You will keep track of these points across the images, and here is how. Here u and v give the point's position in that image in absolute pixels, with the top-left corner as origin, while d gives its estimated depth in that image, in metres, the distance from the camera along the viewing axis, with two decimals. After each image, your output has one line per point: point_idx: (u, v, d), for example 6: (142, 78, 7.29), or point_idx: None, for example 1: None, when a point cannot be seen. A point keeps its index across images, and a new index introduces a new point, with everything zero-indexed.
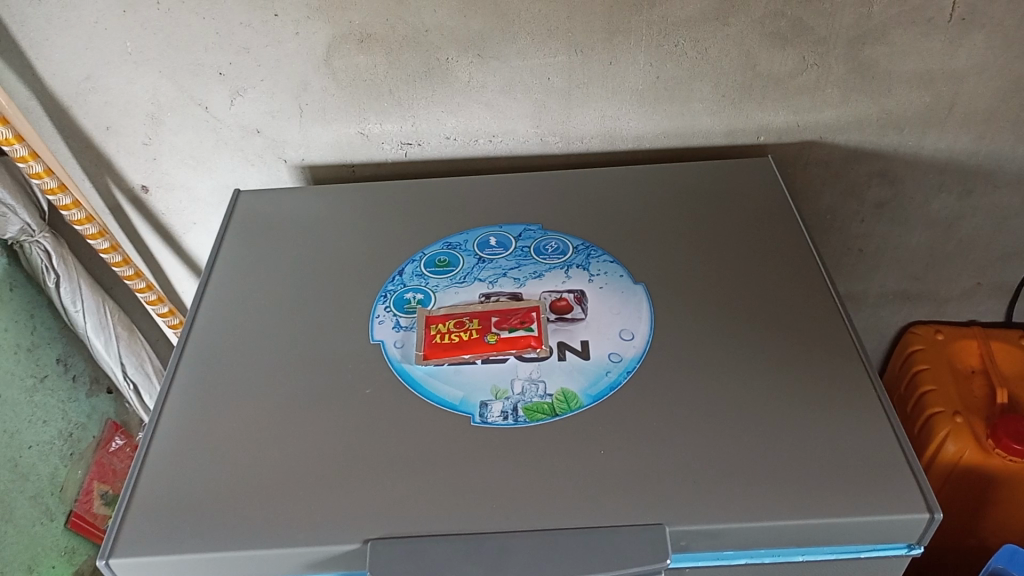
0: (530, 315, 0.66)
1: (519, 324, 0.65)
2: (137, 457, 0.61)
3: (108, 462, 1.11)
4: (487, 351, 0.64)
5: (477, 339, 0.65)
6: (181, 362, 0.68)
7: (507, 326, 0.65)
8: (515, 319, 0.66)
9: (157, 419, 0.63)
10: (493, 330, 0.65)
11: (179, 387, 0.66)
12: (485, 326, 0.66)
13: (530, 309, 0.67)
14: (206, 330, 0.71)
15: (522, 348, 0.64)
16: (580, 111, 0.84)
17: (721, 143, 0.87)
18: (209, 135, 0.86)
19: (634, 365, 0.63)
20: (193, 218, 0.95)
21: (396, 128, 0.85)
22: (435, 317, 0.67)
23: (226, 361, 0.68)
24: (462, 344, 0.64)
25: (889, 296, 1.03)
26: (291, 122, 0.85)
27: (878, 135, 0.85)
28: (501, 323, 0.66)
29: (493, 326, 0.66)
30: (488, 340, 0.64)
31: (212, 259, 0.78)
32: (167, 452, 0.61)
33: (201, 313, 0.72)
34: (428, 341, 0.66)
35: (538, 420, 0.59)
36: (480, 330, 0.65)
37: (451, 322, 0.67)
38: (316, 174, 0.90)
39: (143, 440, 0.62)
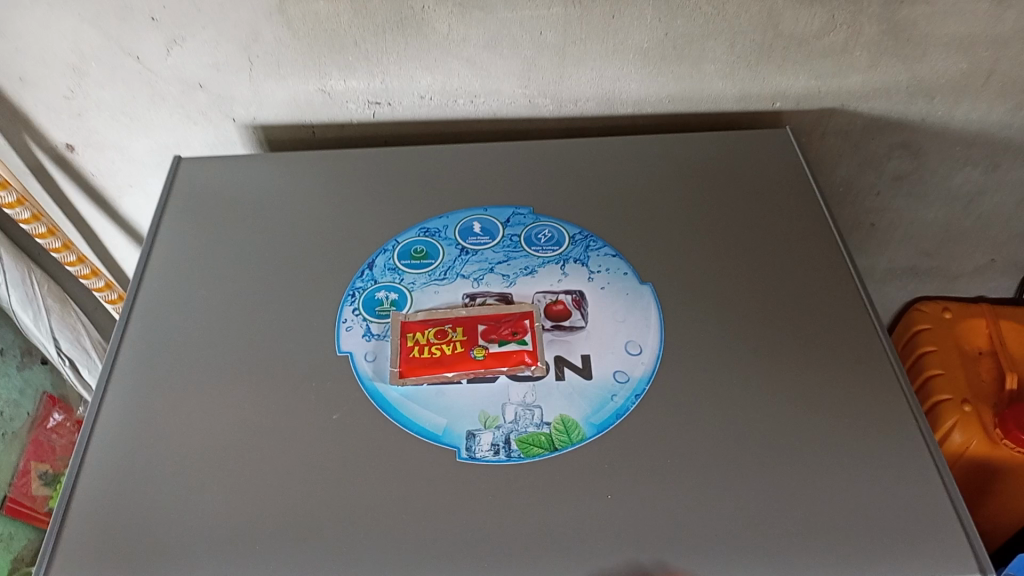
0: (522, 323, 0.57)
1: (510, 336, 0.56)
2: (60, 504, 0.52)
3: (46, 440, 1.00)
4: (473, 369, 0.55)
5: (461, 354, 0.56)
6: (114, 374, 0.58)
7: (496, 337, 0.56)
8: (505, 329, 0.57)
9: (85, 452, 0.54)
10: (480, 343, 0.56)
11: (111, 407, 0.56)
12: (470, 338, 0.57)
13: (522, 316, 0.58)
14: (143, 335, 0.61)
15: (514, 365, 0.55)
16: (575, 71, 0.73)
17: (731, 110, 0.77)
18: (143, 88, 0.74)
19: (643, 387, 0.54)
20: (129, 181, 0.83)
21: (362, 85, 0.74)
22: (412, 325, 0.58)
23: (167, 374, 0.58)
24: (445, 361, 0.56)
25: (896, 272, 0.96)
26: (239, 77, 0.73)
27: (906, 104, 0.76)
28: (488, 335, 0.57)
29: (479, 338, 0.56)
30: (475, 355, 0.55)
31: (149, 244, 0.67)
32: (98, 491, 0.52)
33: (137, 313, 0.62)
34: (404, 356, 0.56)
35: (534, 455, 0.51)
36: (464, 343, 0.56)
37: (431, 330, 0.58)
38: (270, 135, 0.79)
39: (68, 480, 0.53)
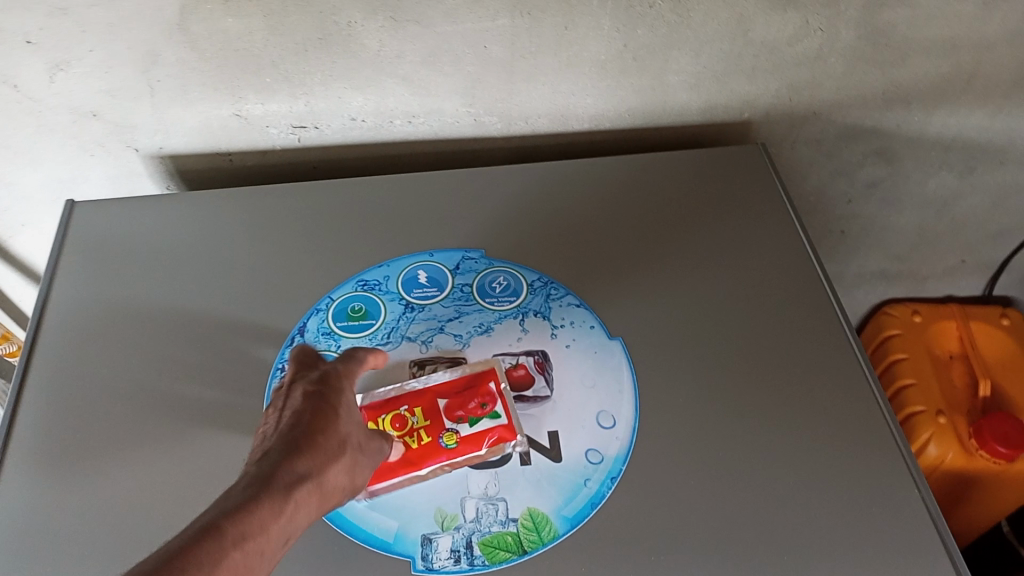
0: (488, 391, 0.51)
1: (480, 411, 0.50)
2: None
3: None
4: (448, 460, 0.49)
5: (431, 445, 0.49)
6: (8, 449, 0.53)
7: (465, 416, 0.50)
8: (472, 404, 0.50)
9: None
10: (448, 425, 0.49)
11: (5, 490, 0.51)
12: (435, 422, 0.50)
13: (486, 383, 0.51)
14: (38, 406, 0.55)
15: (494, 446, 0.49)
16: (524, 86, 0.65)
17: (696, 122, 0.71)
18: (26, 118, 0.63)
19: (619, 469, 0.49)
20: (20, 219, 0.73)
21: (284, 108, 0.65)
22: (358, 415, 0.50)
23: (67, 451, 0.52)
24: (412, 455, 0.48)
25: (866, 277, 0.92)
26: (139, 103, 0.63)
27: (882, 111, 0.70)
28: (455, 414, 0.50)
29: (446, 419, 0.50)
30: (447, 443, 0.49)
31: (39, 309, 0.60)
32: None
33: (25, 404, 0.55)
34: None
35: (501, 561, 0.46)
36: (430, 429, 0.49)
37: (387, 419, 0.50)
38: (181, 164, 0.70)
39: None
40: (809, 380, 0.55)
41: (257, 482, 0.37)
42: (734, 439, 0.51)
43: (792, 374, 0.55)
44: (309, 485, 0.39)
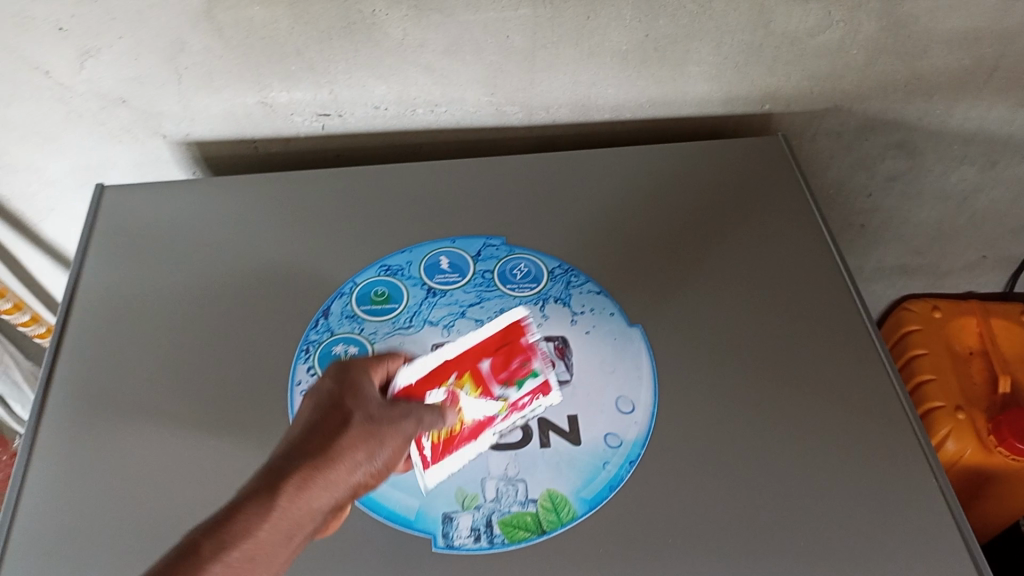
0: (521, 351, 0.53)
1: (523, 372, 0.52)
2: None
3: None
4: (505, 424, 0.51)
5: (489, 413, 0.51)
6: (42, 429, 0.54)
7: (511, 379, 0.52)
8: (515, 364, 0.52)
9: (11, 519, 0.51)
10: (497, 391, 0.51)
11: (39, 468, 0.53)
12: (485, 388, 0.51)
13: (521, 341, 0.54)
14: (69, 388, 0.56)
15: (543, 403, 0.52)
16: (546, 76, 0.66)
17: (717, 113, 0.71)
18: (55, 105, 0.65)
19: (637, 453, 0.50)
20: (49, 204, 0.74)
21: (308, 96, 0.66)
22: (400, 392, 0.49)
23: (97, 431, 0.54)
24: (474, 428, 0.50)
25: (885, 271, 0.91)
26: (166, 91, 0.64)
27: (903, 103, 0.70)
28: (501, 377, 0.52)
29: (495, 385, 0.51)
30: (501, 408, 0.51)
31: (70, 294, 0.61)
32: (28, 563, 0.49)
33: (57, 382, 0.57)
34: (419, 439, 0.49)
35: (520, 540, 0.47)
36: (483, 398, 0.51)
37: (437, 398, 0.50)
38: (207, 151, 0.71)
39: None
40: (827, 368, 0.55)
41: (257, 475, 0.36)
42: (752, 425, 0.52)
43: (811, 362, 0.55)
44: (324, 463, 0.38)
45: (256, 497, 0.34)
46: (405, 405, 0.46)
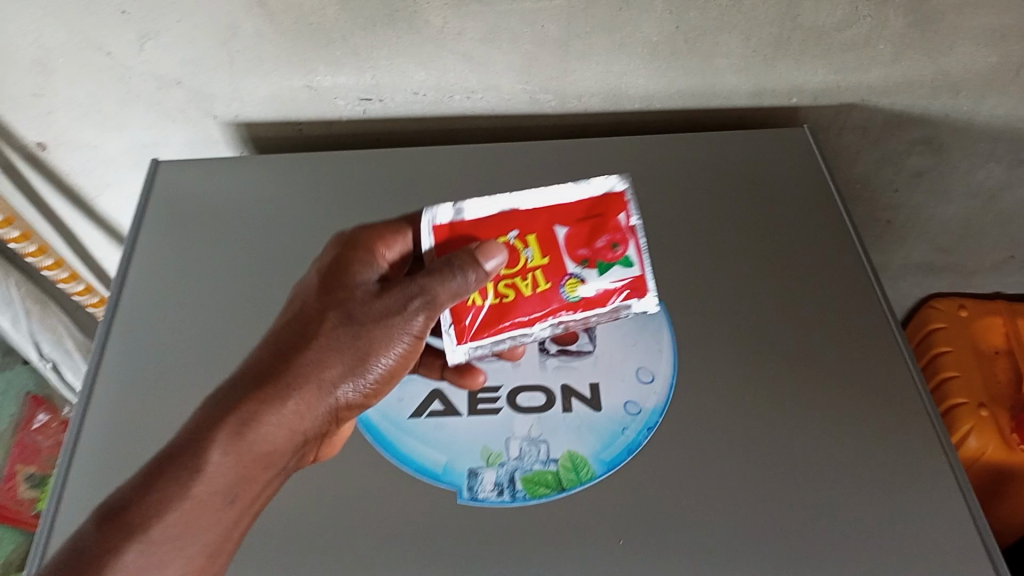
0: (615, 233, 0.53)
1: (608, 258, 0.53)
2: (46, 513, 0.53)
3: (31, 442, 1.01)
4: (573, 309, 0.53)
5: (554, 289, 0.52)
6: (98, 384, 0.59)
7: (593, 263, 0.53)
8: (598, 243, 0.53)
9: (70, 463, 0.55)
10: (574, 271, 0.53)
11: (95, 419, 0.57)
12: (558, 264, 0.52)
13: (613, 218, 0.53)
14: (124, 347, 0.61)
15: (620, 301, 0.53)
16: (579, 65, 0.68)
17: (745, 106, 0.73)
18: (116, 85, 0.69)
19: (655, 420, 0.53)
20: (106, 180, 0.79)
21: (351, 81, 0.69)
22: (466, 234, 0.52)
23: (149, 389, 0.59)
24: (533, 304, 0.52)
25: (911, 269, 0.92)
26: (218, 73, 0.68)
27: (929, 99, 0.72)
28: (578, 252, 0.53)
29: (570, 261, 0.53)
30: (573, 295, 0.52)
31: (126, 261, 0.66)
32: (84, 503, 0.54)
33: (113, 342, 0.61)
34: (463, 308, 0.52)
35: (541, 496, 0.49)
36: (551, 274, 0.52)
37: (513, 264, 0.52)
38: (254, 133, 0.75)
39: (54, 489, 0.54)
40: (842, 352, 0.57)
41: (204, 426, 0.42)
42: (767, 401, 0.54)
43: (827, 342, 0.57)
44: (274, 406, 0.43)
45: (194, 450, 0.41)
46: (405, 281, 0.48)
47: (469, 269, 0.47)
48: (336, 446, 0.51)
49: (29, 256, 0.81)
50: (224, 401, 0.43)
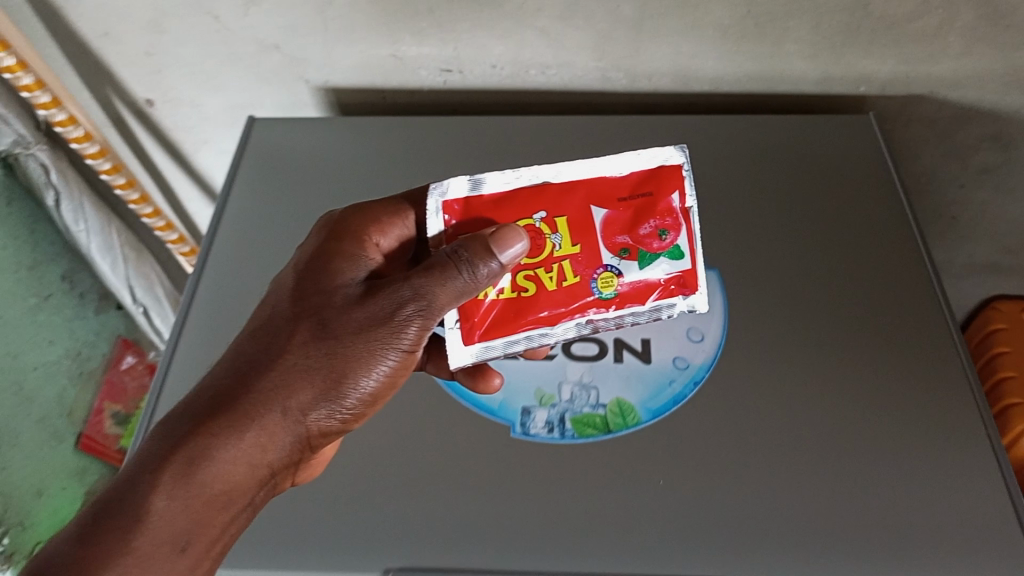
0: (663, 219, 0.50)
1: (654, 251, 0.51)
2: (142, 419, 0.60)
3: (119, 381, 1.08)
4: (607, 305, 0.51)
5: (583, 283, 0.50)
6: (191, 313, 0.66)
7: (632, 255, 0.50)
8: (642, 230, 0.50)
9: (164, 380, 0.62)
10: (611, 263, 0.51)
11: (188, 343, 0.64)
12: (593, 253, 0.50)
13: (664, 199, 0.50)
14: (215, 282, 0.67)
15: (660, 296, 0.52)
16: (650, 46, 0.71)
17: (812, 92, 0.75)
18: (220, 47, 0.75)
19: (703, 375, 0.55)
20: (204, 137, 0.85)
21: (434, 52, 0.73)
22: (485, 214, 0.49)
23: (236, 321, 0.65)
24: (559, 298, 0.50)
25: (976, 269, 0.92)
26: (313, 40, 0.73)
27: (999, 94, 0.72)
28: (617, 239, 0.50)
29: (607, 249, 0.50)
30: (607, 290, 0.51)
31: (220, 206, 0.72)
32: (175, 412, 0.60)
33: (205, 277, 0.68)
34: (473, 307, 0.50)
35: (588, 435, 0.52)
36: (581, 264, 0.50)
37: (541, 256, 0.50)
38: (341, 98, 0.80)
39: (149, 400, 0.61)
40: (896, 319, 0.57)
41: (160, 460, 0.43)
42: (817, 363, 0.55)
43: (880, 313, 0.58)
44: (230, 438, 0.44)
45: (146, 490, 0.42)
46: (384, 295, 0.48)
47: (482, 262, 0.46)
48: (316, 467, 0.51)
49: (131, 203, 0.88)
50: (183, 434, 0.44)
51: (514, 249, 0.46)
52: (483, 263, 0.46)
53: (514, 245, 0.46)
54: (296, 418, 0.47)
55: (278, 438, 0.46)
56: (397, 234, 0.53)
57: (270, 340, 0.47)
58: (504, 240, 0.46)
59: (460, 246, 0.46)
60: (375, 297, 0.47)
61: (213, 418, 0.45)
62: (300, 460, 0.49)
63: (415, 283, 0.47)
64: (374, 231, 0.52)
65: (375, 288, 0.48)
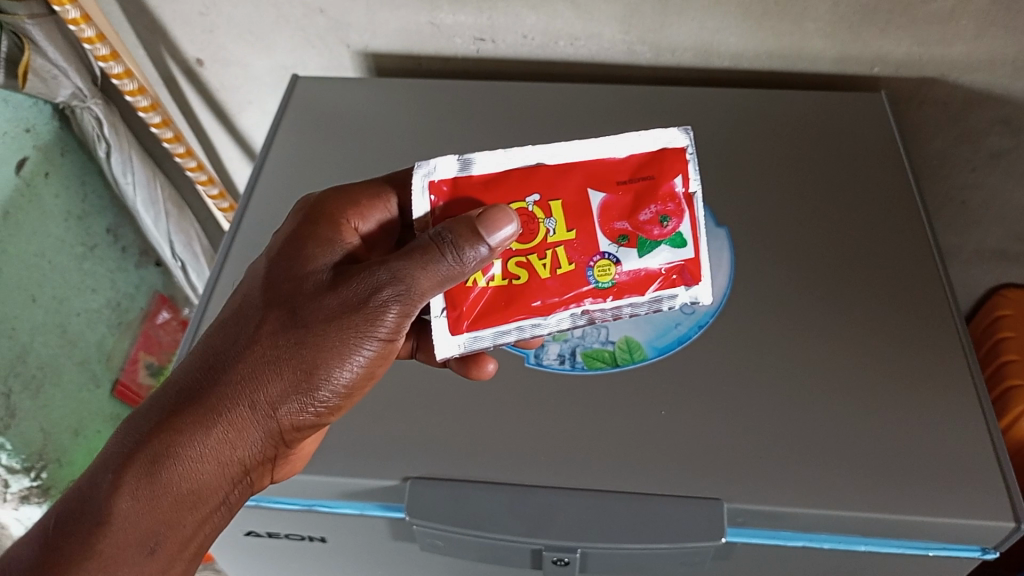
0: (665, 204, 0.51)
1: (655, 237, 0.52)
2: (187, 334, 0.63)
3: (155, 334, 1.14)
4: (604, 296, 0.52)
5: (579, 271, 0.51)
6: (236, 243, 0.69)
7: (631, 242, 0.51)
8: (642, 216, 0.51)
9: (208, 298, 0.65)
10: (608, 250, 0.51)
11: (232, 267, 0.67)
12: (588, 239, 0.51)
13: (665, 182, 0.51)
14: (260, 213, 0.71)
15: (660, 287, 0.53)
16: (675, 20, 0.75)
17: (829, 71, 0.78)
18: (269, 9, 0.79)
19: (707, 319, 0.59)
20: (248, 98, 0.90)
21: (469, 20, 0.78)
22: (474, 194, 0.50)
23: None
24: (553, 287, 0.51)
25: (985, 255, 0.92)
26: (356, 4, 0.78)
27: (1010, 79, 0.74)
28: (615, 225, 0.51)
29: (605, 236, 0.51)
30: (604, 281, 0.52)
31: (266, 148, 0.76)
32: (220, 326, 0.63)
33: (251, 208, 0.71)
34: (461, 295, 0.51)
35: (597, 368, 0.57)
36: (576, 251, 0.51)
37: (536, 243, 0.51)
38: (379, 63, 0.84)
39: (195, 317, 0.64)
40: (891, 281, 0.61)
41: (126, 459, 0.46)
42: (812, 315, 0.59)
43: (878, 275, 0.61)
44: (196, 437, 0.46)
45: (109, 491, 0.45)
46: (357, 281, 0.48)
47: (469, 245, 0.46)
48: (299, 463, 0.52)
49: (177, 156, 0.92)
50: (150, 430, 0.46)
51: (503, 231, 0.46)
52: (467, 245, 0.46)
53: (503, 229, 0.46)
54: (266, 412, 0.48)
55: (246, 432, 0.48)
56: (376, 217, 0.55)
57: (241, 332, 0.49)
58: (493, 222, 0.46)
59: (443, 229, 0.46)
60: (348, 284, 0.48)
61: (179, 414, 0.47)
62: (276, 456, 0.50)
63: (391, 268, 0.47)
64: (352, 215, 0.54)
65: (350, 275, 0.48)
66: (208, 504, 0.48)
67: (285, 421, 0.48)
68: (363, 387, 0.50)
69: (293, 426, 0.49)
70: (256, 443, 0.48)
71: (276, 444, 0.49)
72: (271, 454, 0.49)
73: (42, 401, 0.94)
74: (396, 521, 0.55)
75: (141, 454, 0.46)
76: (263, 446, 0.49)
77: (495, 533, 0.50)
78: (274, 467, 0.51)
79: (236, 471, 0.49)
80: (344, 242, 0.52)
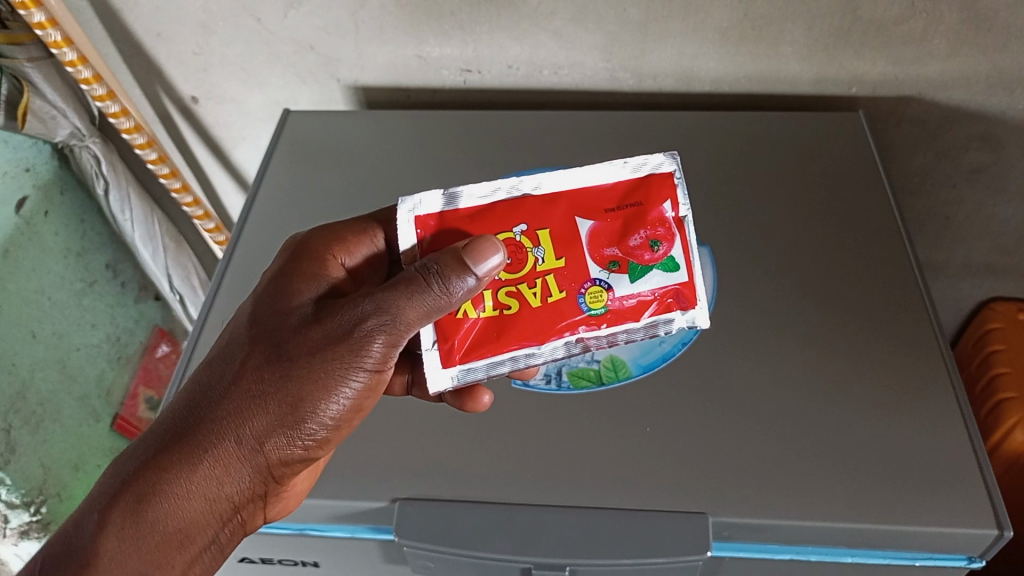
0: (656, 228, 0.52)
1: (648, 262, 0.52)
2: (180, 364, 0.64)
3: (154, 368, 1.14)
4: (600, 323, 0.52)
5: (569, 299, 0.52)
6: (227, 276, 0.70)
7: (623, 268, 0.52)
8: (632, 241, 0.52)
9: (200, 329, 0.66)
10: (598, 278, 0.52)
11: (223, 297, 0.68)
12: (578, 267, 0.52)
13: (654, 208, 0.52)
14: (251, 244, 0.72)
15: (656, 311, 0.53)
16: (655, 47, 0.76)
17: (808, 92, 0.80)
18: (261, 47, 0.82)
19: (690, 336, 0.60)
20: (242, 133, 0.93)
21: (455, 53, 0.80)
22: (459, 227, 0.51)
23: None
24: (544, 316, 0.51)
25: (972, 269, 0.93)
26: (345, 40, 0.80)
27: (985, 95, 0.75)
28: (605, 252, 0.52)
29: (595, 263, 0.52)
30: (597, 307, 0.52)
31: (258, 180, 0.78)
32: None
33: (243, 240, 0.73)
34: (452, 327, 0.51)
35: (582, 387, 0.58)
36: (566, 279, 0.52)
37: (524, 273, 0.51)
38: (369, 96, 0.86)
39: (187, 347, 0.65)
40: (871, 294, 0.62)
41: (111, 497, 0.47)
42: (793, 331, 0.60)
43: (856, 289, 0.62)
44: (179, 475, 0.47)
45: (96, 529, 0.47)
46: (343, 312, 0.48)
47: (455, 275, 0.47)
48: (293, 504, 0.53)
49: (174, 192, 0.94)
50: (135, 468, 0.48)
51: (489, 262, 0.47)
52: (454, 273, 0.47)
53: (489, 258, 0.47)
54: (252, 448, 0.48)
55: (233, 468, 0.48)
56: (364, 251, 0.56)
57: (226, 368, 0.50)
58: (480, 251, 0.47)
59: (429, 260, 0.47)
60: (332, 317, 0.48)
61: (164, 453, 0.48)
62: (265, 493, 0.50)
63: (377, 298, 0.48)
64: (339, 250, 0.55)
65: (335, 307, 0.49)
66: (197, 543, 0.49)
67: (272, 456, 0.49)
68: (353, 420, 0.51)
69: (280, 461, 0.49)
70: (244, 479, 0.49)
71: (265, 481, 0.50)
72: (260, 491, 0.50)
73: (41, 437, 0.94)
74: (386, 543, 0.55)
75: (127, 491, 0.47)
76: (251, 481, 0.49)
77: (481, 551, 0.51)
78: (265, 505, 0.51)
79: (224, 509, 0.49)
80: (329, 276, 0.53)
